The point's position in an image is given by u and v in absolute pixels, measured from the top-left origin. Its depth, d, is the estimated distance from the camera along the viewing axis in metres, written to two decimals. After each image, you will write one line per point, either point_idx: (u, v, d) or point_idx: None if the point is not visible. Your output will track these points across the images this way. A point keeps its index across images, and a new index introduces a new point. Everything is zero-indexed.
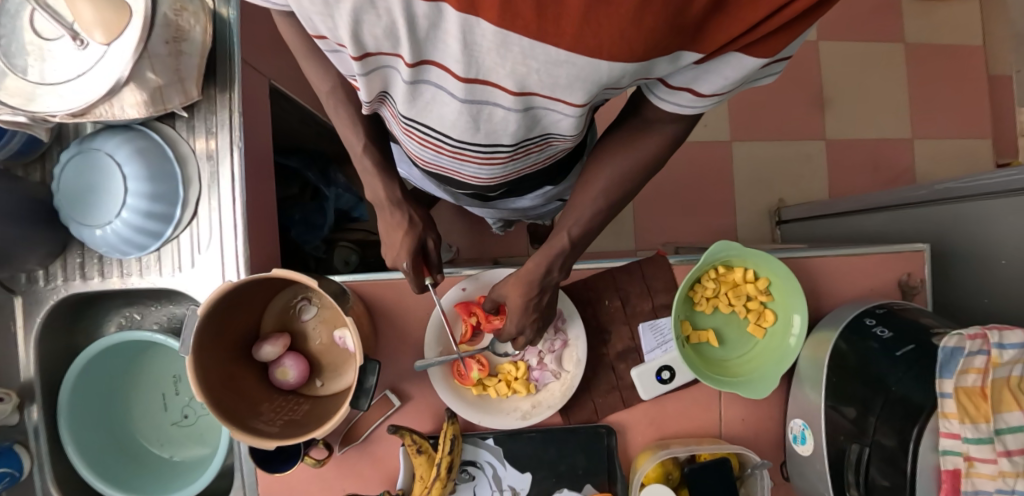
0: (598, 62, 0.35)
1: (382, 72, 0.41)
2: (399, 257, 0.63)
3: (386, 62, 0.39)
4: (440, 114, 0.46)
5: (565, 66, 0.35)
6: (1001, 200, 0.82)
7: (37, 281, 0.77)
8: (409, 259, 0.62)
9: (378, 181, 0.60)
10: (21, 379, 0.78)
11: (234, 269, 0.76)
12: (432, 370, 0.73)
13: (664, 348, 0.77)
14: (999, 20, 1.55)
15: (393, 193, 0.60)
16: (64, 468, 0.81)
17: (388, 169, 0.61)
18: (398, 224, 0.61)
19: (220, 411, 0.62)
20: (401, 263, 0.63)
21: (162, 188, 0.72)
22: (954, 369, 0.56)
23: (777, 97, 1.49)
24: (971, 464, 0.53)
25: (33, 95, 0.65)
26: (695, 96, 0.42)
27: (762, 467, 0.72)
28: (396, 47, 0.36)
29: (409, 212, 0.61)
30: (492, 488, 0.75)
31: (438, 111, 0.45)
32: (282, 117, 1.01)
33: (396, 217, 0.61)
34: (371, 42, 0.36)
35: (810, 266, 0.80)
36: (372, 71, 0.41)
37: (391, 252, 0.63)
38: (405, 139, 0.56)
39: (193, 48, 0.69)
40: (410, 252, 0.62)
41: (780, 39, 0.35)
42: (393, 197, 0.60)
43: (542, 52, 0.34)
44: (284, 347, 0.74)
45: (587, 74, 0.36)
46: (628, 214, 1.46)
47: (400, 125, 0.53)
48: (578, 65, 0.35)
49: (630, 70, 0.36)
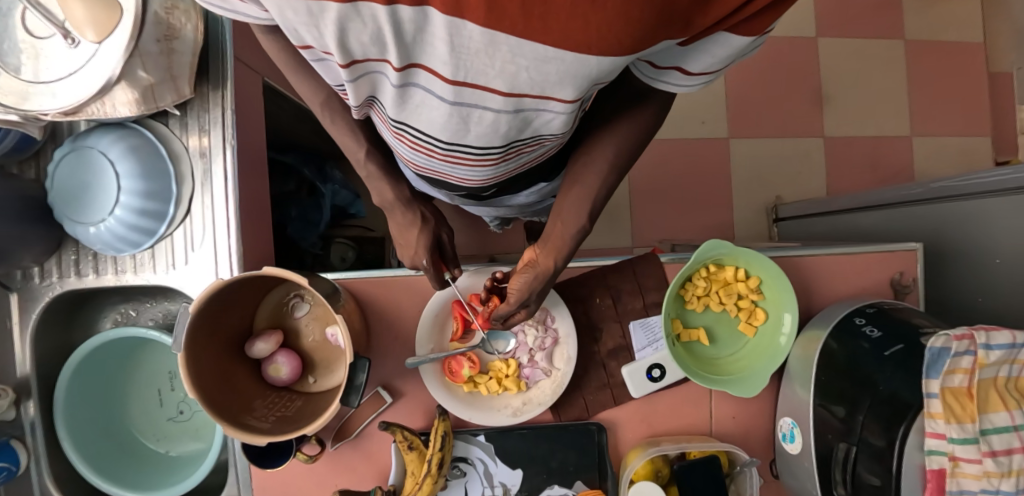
0: (586, 57, 0.35)
1: (369, 78, 0.41)
2: (417, 255, 0.64)
3: (374, 67, 0.39)
4: (429, 118, 0.46)
5: (554, 63, 0.35)
6: (997, 199, 0.82)
7: (33, 278, 0.77)
8: (427, 255, 0.64)
9: (388, 187, 0.60)
10: (17, 375, 0.79)
11: (228, 267, 0.76)
12: (424, 367, 0.73)
13: (655, 346, 0.77)
14: (1002, 17, 1.54)
15: (400, 193, 0.61)
16: (60, 463, 0.82)
17: (397, 174, 0.61)
18: (412, 224, 0.62)
19: (213, 408, 0.62)
20: (419, 261, 0.64)
21: (156, 185, 0.73)
22: (941, 370, 0.56)
23: (776, 94, 1.49)
24: (955, 464, 0.53)
25: (26, 94, 0.66)
26: (682, 74, 0.44)
27: (750, 465, 0.73)
28: (384, 52, 0.36)
29: (420, 210, 0.62)
30: (483, 484, 0.75)
31: (427, 115, 0.45)
32: (277, 114, 1.01)
33: (409, 216, 0.62)
34: (357, 49, 0.36)
35: (803, 265, 0.80)
36: (360, 77, 0.41)
37: (407, 252, 0.65)
38: (396, 144, 0.56)
39: (185, 46, 0.69)
40: (428, 249, 0.63)
41: (764, 19, 0.37)
42: (405, 196, 0.61)
43: (530, 49, 0.34)
44: (276, 344, 0.74)
45: (576, 69, 0.36)
46: (626, 212, 1.46)
47: (391, 130, 0.53)
48: (567, 61, 0.35)
49: (619, 63, 0.37)
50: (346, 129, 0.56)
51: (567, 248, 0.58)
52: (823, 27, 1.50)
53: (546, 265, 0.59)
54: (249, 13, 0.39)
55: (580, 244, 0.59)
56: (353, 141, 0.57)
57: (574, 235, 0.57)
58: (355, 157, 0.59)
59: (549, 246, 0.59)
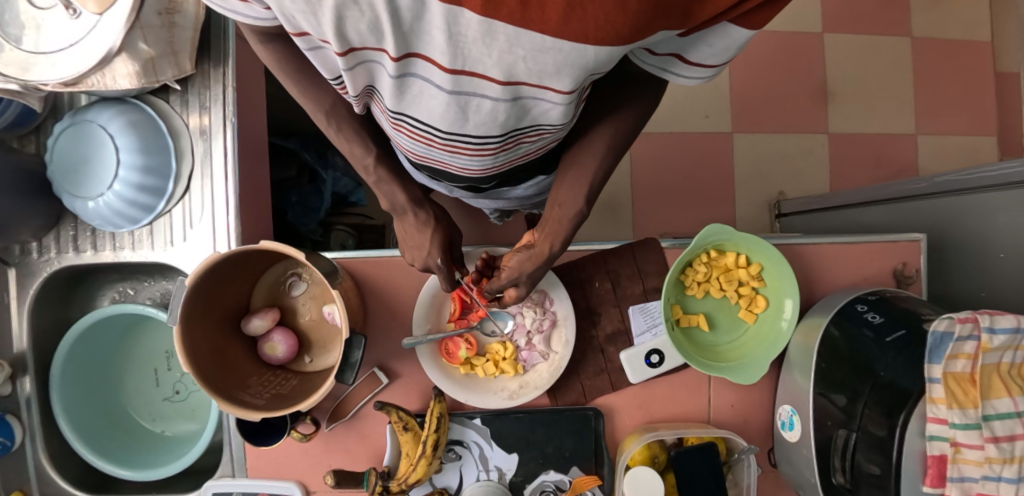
0: (583, 48, 0.34)
1: (366, 67, 0.41)
2: (431, 254, 0.62)
3: (371, 56, 0.38)
4: (427, 107, 0.45)
5: (551, 53, 0.35)
6: (1002, 193, 0.81)
7: (31, 253, 0.78)
8: (442, 255, 0.61)
9: (397, 188, 0.58)
10: (14, 350, 0.79)
11: (226, 244, 0.76)
12: (421, 348, 0.73)
13: (654, 331, 0.77)
14: (1010, 15, 1.52)
15: (406, 185, 0.59)
16: (56, 440, 0.81)
17: (404, 177, 0.59)
18: (425, 221, 0.60)
19: (208, 383, 0.62)
20: (433, 261, 0.62)
21: (155, 161, 0.73)
22: (944, 355, 0.55)
23: (780, 88, 1.48)
24: (957, 450, 0.53)
25: (27, 65, 0.66)
26: (681, 63, 0.43)
27: (748, 453, 0.72)
28: (381, 41, 0.35)
29: (432, 208, 0.60)
30: (479, 468, 0.75)
31: (425, 104, 0.45)
32: (279, 98, 1.01)
33: (420, 214, 0.60)
34: (355, 38, 0.35)
35: (803, 252, 0.80)
36: (356, 66, 0.40)
37: (420, 253, 0.62)
38: (395, 134, 0.55)
39: (187, 20, 0.69)
40: (443, 248, 0.61)
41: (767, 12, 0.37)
42: (405, 176, 0.59)
43: (528, 40, 0.33)
44: (273, 321, 0.74)
45: (573, 60, 0.36)
46: (627, 205, 1.45)
47: (389, 120, 0.52)
48: (565, 52, 0.35)
49: (617, 54, 0.36)
50: (354, 134, 0.55)
51: (564, 233, 0.57)
52: (828, 25, 1.49)
53: (541, 249, 0.58)
54: (250, 13, 0.39)
55: (578, 229, 0.58)
56: (359, 147, 0.56)
57: (571, 220, 0.56)
58: (361, 161, 0.57)
59: (545, 229, 0.58)
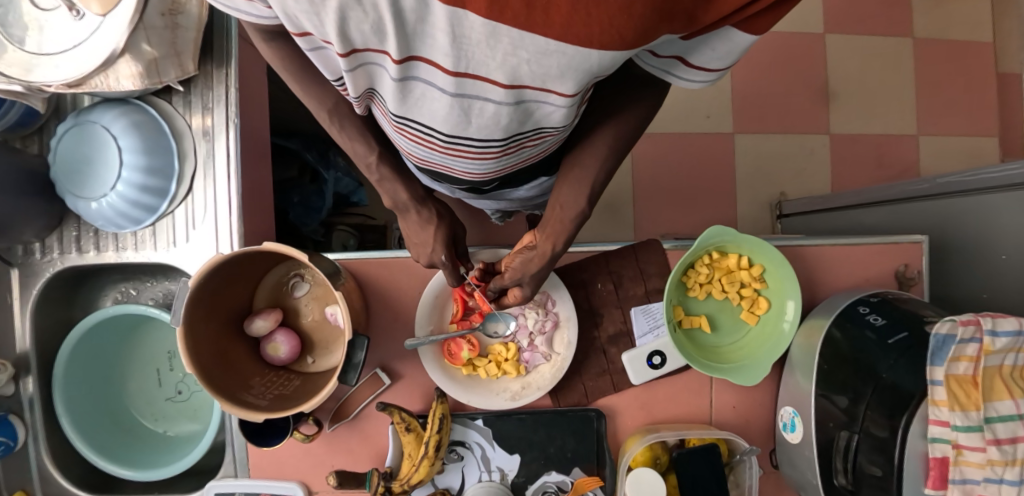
0: (588, 52, 0.34)
1: (368, 69, 0.41)
2: (435, 252, 0.62)
3: (373, 58, 0.38)
4: (430, 110, 0.45)
5: (555, 56, 0.35)
6: (1004, 195, 0.81)
7: (33, 254, 0.78)
8: (445, 251, 0.61)
9: (400, 185, 0.57)
10: (17, 350, 0.79)
11: (228, 245, 0.76)
12: (423, 349, 0.73)
13: (656, 332, 0.77)
14: (1012, 16, 1.52)
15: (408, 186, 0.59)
16: (59, 440, 0.82)
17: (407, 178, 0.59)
18: (427, 222, 0.60)
19: (210, 384, 0.62)
20: (438, 257, 0.62)
21: (157, 162, 0.73)
22: (946, 357, 0.55)
23: (781, 89, 1.48)
24: (959, 452, 0.53)
25: (30, 66, 0.66)
26: (684, 66, 0.43)
27: (750, 454, 0.72)
28: (383, 42, 0.35)
29: (434, 207, 0.60)
30: (481, 469, 0.75)
31: (428, 107, 0.45)
32: (281, 98, 1.01)
33: (422, 215, 0.60)
34: (358, 39, 0.35)
35: (805, 254, 0.80)
36: (358, 68, 0.40)
37: (424, 250, 0.62)
38: (397, 136, 0.55)
39: (189, 21, 0.69)
40: (446, 244, 0.61)
41: (770, 18, 0.37)
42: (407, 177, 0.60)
43: (532, 42, 0.33)
44: (275, 322, 0.74)
45: (577, 64, 0.36)
46: (628, 205, 1.45)
47: (392, 123, 0.52)
48: (568, 55, 0.35)
49: (620, 57, 0.36)
50: (357, 133, 0.55)
51: (565, 233, 0.57)
52: (829, 25, 1.49)
53: (543, 249, 0.58)
54: (253, 12, 0.39)
55: (579, 229, 0.58)
56: (362, 146, 0.55)
57: (574, 220, 0.56)
58: (363, 161, 0.57)
59: (546, 229, 0.58)
